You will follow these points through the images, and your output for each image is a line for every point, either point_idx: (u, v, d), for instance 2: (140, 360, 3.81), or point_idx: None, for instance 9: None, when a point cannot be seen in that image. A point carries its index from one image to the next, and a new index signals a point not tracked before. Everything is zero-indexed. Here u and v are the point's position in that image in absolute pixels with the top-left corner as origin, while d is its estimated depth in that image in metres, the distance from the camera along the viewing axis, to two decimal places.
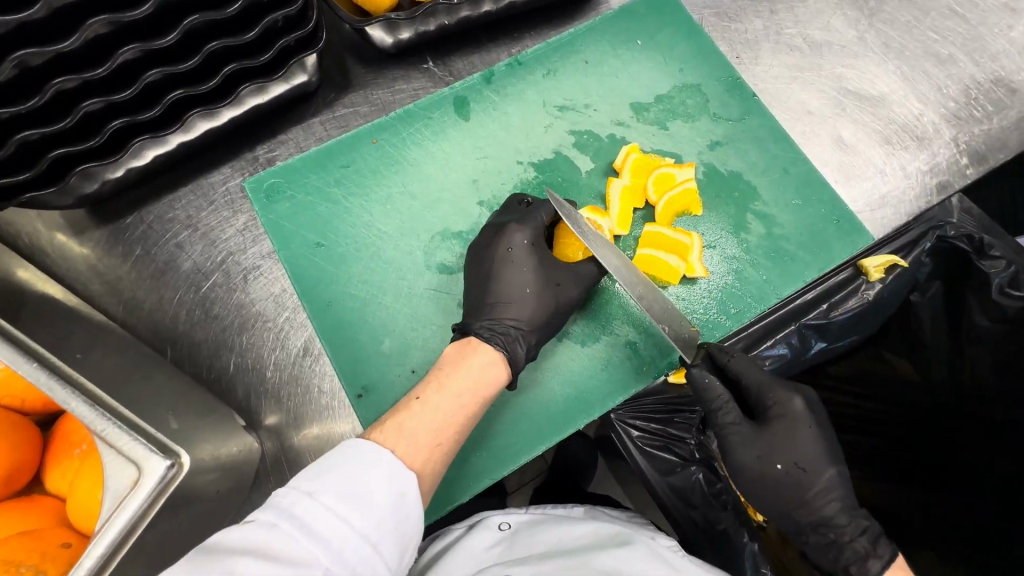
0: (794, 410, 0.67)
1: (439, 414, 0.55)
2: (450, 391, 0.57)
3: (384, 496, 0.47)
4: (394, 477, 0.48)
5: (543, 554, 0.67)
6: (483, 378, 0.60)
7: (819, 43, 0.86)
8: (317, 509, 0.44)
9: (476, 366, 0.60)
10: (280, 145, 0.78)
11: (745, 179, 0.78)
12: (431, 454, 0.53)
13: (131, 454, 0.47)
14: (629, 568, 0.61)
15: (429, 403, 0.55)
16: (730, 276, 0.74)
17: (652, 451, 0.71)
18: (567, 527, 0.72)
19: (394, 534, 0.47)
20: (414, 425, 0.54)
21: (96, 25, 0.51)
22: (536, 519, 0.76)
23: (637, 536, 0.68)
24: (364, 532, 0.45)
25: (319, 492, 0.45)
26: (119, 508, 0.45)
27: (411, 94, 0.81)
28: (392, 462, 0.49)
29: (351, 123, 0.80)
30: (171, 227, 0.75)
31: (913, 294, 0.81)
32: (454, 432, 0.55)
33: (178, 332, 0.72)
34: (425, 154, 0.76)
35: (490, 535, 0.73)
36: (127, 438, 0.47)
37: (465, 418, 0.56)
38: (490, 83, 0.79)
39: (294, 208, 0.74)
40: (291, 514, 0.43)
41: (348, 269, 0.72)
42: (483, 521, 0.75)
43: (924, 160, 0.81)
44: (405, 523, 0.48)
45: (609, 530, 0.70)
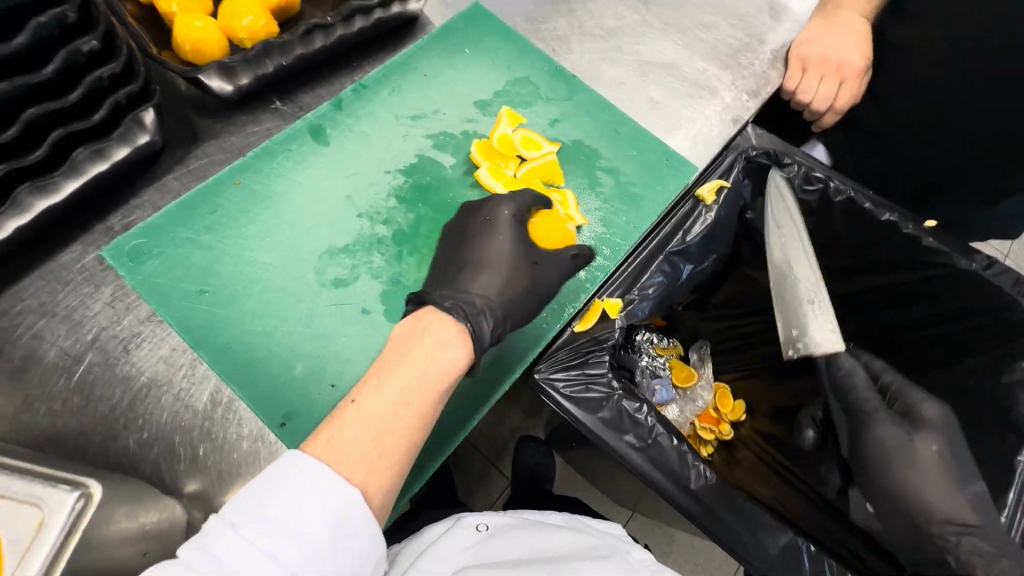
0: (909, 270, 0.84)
1: (373, 417, 0.55)
2: (383, 395, 0.56)
3: (319, 522, 0.50)
4: (326, 505, 0.50)
5: (523, 560, 0.70)
6: (427, 365, 0.58)
7: (613, 29, 1.03)
8: (246, 542, 0.48)
9: (420, 357, 0.59)
10: (135, 210, 0.76)
11: (586, 144, 0.90)
12: (371, 461, 0.54)
13: (30, 497, 0.43)
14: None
15: (361, 408, 0.56)
16: (598, 224, 0.84)
17: (577, 395, 0.77)
18: (546, 534, 0.76)
19: (333, 552, 0.50)
20: (344, 435, 0.54)
21: None
22: (511, 522, 0.77)
23: (615, 552, 0.75)
24: (289, 565, 0.48)
25: (245, 526, 0.48)
26: (33, 545, 0.41)
27: (267, 134, 0.84)
28: (327, 476, 0.51)
29: (209, 173, 0.80)
30: (23, 318, 0.68)
31: (749, 213, 0.98)
32: (393, 433, 0.55)
33: (55, 426, 0.64)
34: (293, 184, 0.78)
35: (467, 535, 0.74)
36: (21, 482, 0.43)
37: (403, 417, 0.56)
38: (340, 109, 0.84)
39: (165, 264, 0.71)
40: (212, 555, 0.46)
41: (239, 308, 0.71)
42: (459, 522, 0.75)
43: (717, 104, 1.00)
44: (344, 539, 0.51)
45: (586, 542, 0.76)
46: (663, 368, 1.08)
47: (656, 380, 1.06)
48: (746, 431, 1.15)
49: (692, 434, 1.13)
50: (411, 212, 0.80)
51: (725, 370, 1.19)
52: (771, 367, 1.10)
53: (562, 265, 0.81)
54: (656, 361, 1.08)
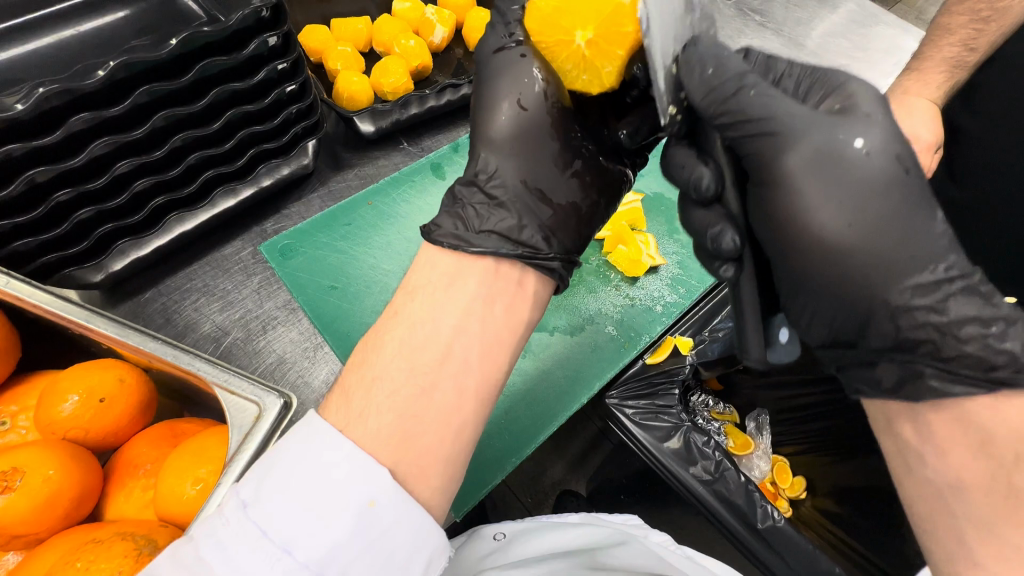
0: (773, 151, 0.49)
1: (390, 377, 0.54)
2: (398, 352, 0.55)
3: (344, 508, 0.45)
4: (353, 487, 0.46)
5: (539, 557, 0.77)
6: (439, 321, 0.57)
7: None
8: (255, 535, 0.43)
9: (432, 312, 0.58)
10: (284, 219, 0.92)
11: (667, 196, 0.99)
12: (392, 426, 0.51)
13: (251, 396, 0.56)
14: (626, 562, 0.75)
15: (377, 371, 0.55)
16: (675, 266, 0.92)
17: (646, 422, 0.81)
18: (561, 532, 0.82)
19: (366, 548, 0.45)
20: (360, 397, 0.53)
21: (180, 138, 0.67)
22: (533, 525, 0.84)
23: (632, 536, 0.81)
24: (304, 559, 0.43)
25: (253, 511, 0.44)
26: (248, 436, 0.53)
27: (393, 168, 1.00)
28: (347, 450, 0.48)
29: (344, 195, 0.96)
30: (190, 294, 0.83)
31: None
32: (412, 391, 0.53)
33: None
34: (413, 207, 0.92)
35: (486, 544, 0.81)
36: (246, 384, 0.56)
37: (422, 373, 0.54)
38: (457, 151, 0.99)
39: (307, 261, 0.85)
40: (223, 542, 0.43)
41: (361, 304, 0.83)
42: (477, 532, 0.83)
43: None
44: (377, 532, 0.46)
45: (600, 533, 0.82)
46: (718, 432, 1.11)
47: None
48: (807, 508, 1.17)
49: None
50: None
51: (784, 443, 1.20)
52: (829, 440, 1.12)
53: (641, 298, 0.87)
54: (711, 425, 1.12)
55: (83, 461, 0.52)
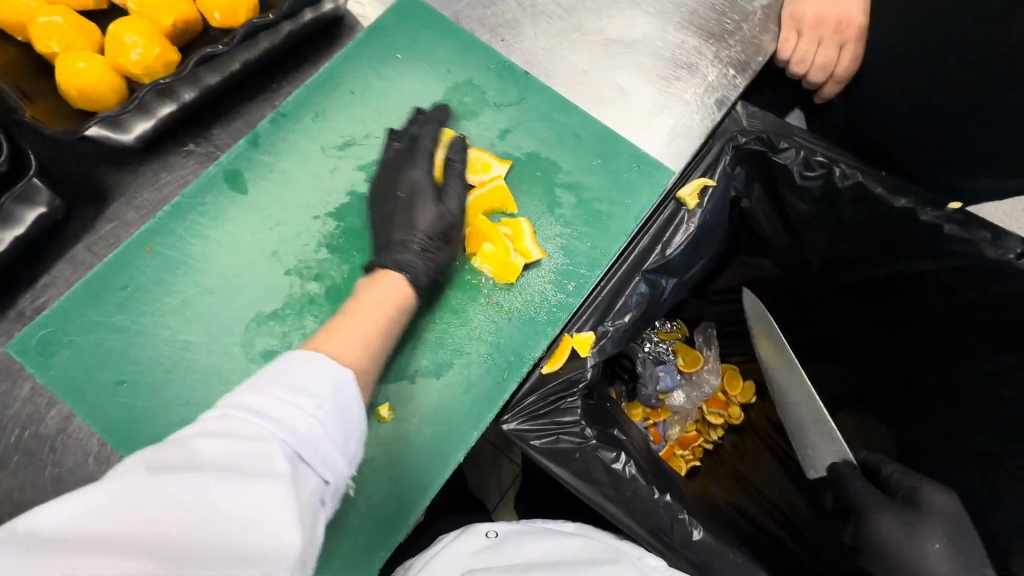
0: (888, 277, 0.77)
1: (351, 333, 0.58)
2: (357, 318, 0.58)
3: (332, 391, 0.50)
4: (344, 392, 0.51)
5: (529, 563, 0.62)
6: (390, 292, 0.64)
7: (573, 3, 0.87)
8: (269, 400, 0.46)
9: (379, 290, 0.65)
10: (46, 289, 0.69)
11: (543, 156, 0.78)
12: (365, 344, 0.58)
13: None
14: None
15: (338, 329, 0.58)
16: (559, 254, 0.74)
17: (548, 447, 0.66)
18: (556, 539, 0.66)
19: (339, 422, 0.50)
20: (347, 335, 0.58)
21: None
22: (527, 527, 0.69)
23: (626, 555, 0.65)
24: (297, 444, 0.46)
25: (263, 399, 0.46)
26: None
27: (182, 183, 0.75)
28: (350, 399, 0.51)
29: (124, 236, 0.72)
30: None
31: (743, 202, 0.86)
32: (375, 325, 0.61)
33: None
34: (211, 243, 0.70)
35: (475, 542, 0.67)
36: None
37: (388, 314, 0.61)
38: (257, 147, 0.74)
39: (78, 353, 0.65)
40: (179, 456, 0.40)
41: (161, 395, 0.64)
42: (469, 529, 0.69)
43: (698, 85, 0.85)
44: (345, 414, 0.50)
45: (598, 546, 0.66)
46: (668, 353, 0.97)
47: (660, 367, 0.94)
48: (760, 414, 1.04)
49: (700, 420, 1.04)
50: (345, 263, 0.70)
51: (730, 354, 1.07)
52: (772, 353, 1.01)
53: (518, 307, 0.71)
54: (659, 347, 0.96)
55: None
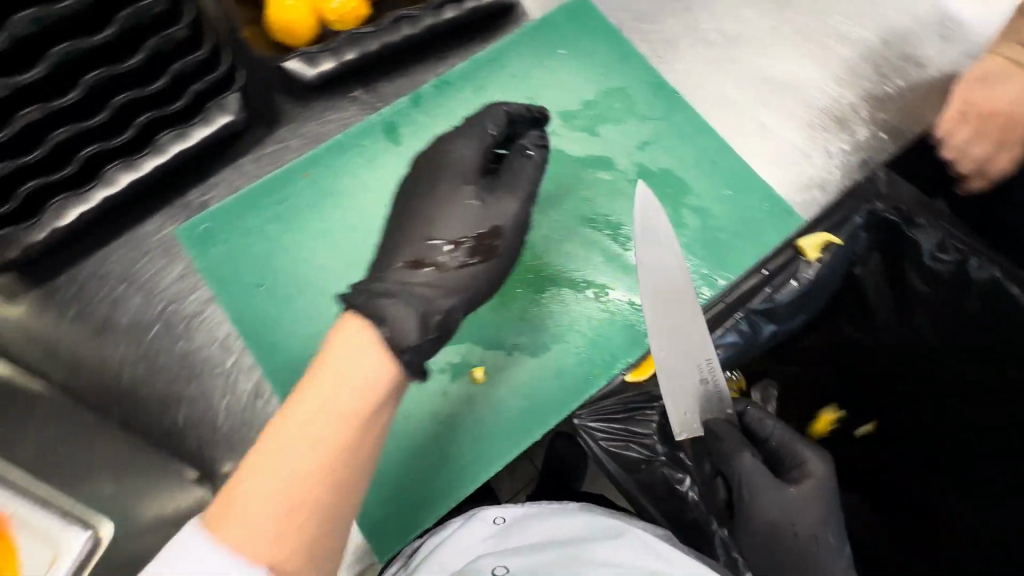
0: None
1: (287, 463, 0.57)
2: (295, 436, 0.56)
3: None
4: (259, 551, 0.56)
5: (533, 545, 0.58)
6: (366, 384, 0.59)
7: (736, 35, 0.89)
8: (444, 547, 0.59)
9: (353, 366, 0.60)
10: (212, 188, 0.77)
11: (676, 175, 0.80)
12: (290, 518, 0.56)
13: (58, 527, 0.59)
14: (622, 560, 0.55)
15: (272, 452, 0.58)
16: None
17: (614, 450, 0.67)
18: (557, 518, 0.62)
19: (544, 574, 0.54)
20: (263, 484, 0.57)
21: (27, 115, 0.54)
22: (528, 512, 0.64)
23: (629, 526, 0.60)
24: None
25: (189, 558, 0.55)
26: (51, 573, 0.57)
27: (341, 124, 0.81)
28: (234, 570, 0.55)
29: (283, 158, 0.80)
30: (107, 282, 0.73)
31: (856, 267, 0.84)
32: (313, 486, 0.57)
33: (122, 391, 0.69)
34: (360, 183, 0.76)
35: (483, 527, 0.62)
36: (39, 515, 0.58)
37: (325, 461, 0.57)
38: (418, 106, 0.80)
39: (230, 250, 0.73)
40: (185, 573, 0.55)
41: (291, 307, 0.71)
42: (475, 512, 0.63)
43: (844, 141, 0.84)
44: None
45: (604, 521, 0.62)
46: None
47: None
48: None
49: None
50: None
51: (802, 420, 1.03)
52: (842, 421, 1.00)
53: (622, 311, 0.73)
54: None
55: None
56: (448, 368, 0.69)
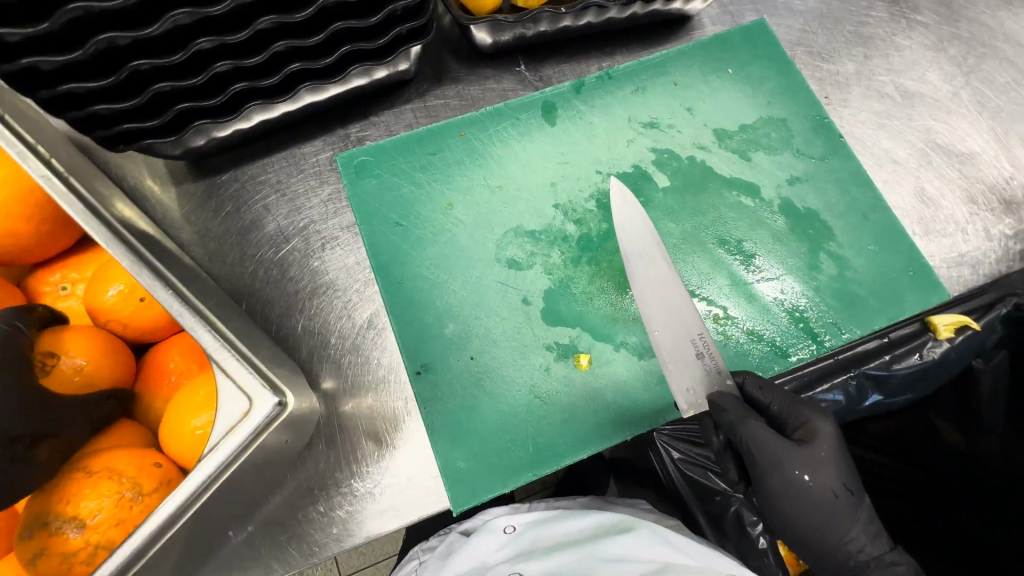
0: (819, 435, 0.65)
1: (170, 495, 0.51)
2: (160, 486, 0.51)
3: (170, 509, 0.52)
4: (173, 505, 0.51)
5: (549, 547, 0.69)
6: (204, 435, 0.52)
7: (911, 93, 0.86)
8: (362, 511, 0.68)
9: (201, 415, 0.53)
10: (371, 127, 0.82)
11: (821, 218, 0.77)
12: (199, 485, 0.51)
13: (245, 388, 0.52)
14: (638, 555, 0.64)
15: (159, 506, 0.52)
16: (798, 315, 0.72)
17: (694, 477, 0.73)
18: (573, 519, 0.73)
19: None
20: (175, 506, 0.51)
21: (266, 23, 0.58)
22: (550, 515, 0.75)
23: (641, 521, 0.68)
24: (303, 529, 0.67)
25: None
26: (227, 434, 0.50)
27: (501, 94, 0.85)
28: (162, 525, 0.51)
29: (439, 114, 0.84)
30: (262, 189, 0.79)
31: (977, 359, 0.80)
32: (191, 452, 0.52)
33: (255, 289, 0.75)
34: (509, 152, 0.78)
35: (495, 537, 0.74)
36: (240, 371, 0.52)
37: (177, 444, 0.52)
38: (579, 94, 0.82)
39: (379, 185, 0.77)
40: None
41: (422, 251, 0.74)
42: (487, 523, 0.76)
43: (1007, 225, 0.79)
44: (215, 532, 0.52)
45: (612, 518, 0.71)
46: None
47: None
48: None
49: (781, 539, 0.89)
50: (605, 222, 0.75)
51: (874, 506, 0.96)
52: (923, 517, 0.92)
53: (740, 339, 0.71)
54: None
55: (115, 354, 0.57)
56: (555, 347, 0.70)
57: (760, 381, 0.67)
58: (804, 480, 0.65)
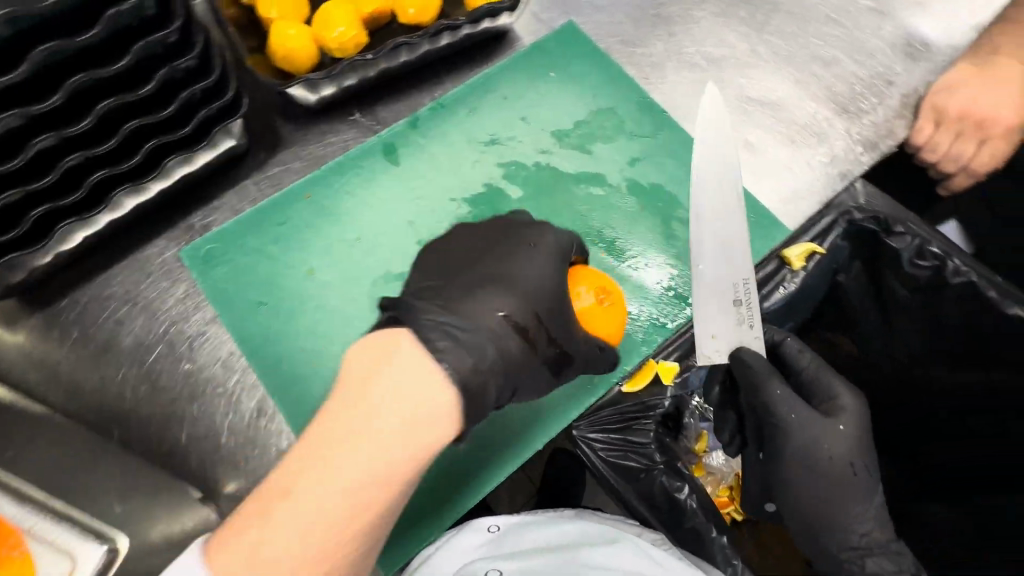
0: (842, 409, 0.72)
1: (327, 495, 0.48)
2: (334, 486, 0.48)
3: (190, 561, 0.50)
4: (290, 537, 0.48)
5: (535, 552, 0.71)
6: (401, 413, 0.49)
7: (716, 58, 0.93)
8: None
9: (388, 392, 0.49)
10: (214, 211, 0.79)
11: (665, 190, 0.83)
12: (349, 520, 0.49)
13: (65, 546, 0.54)
14: (613, 564, 0.68)
15: (297, 502, 0.48)
16: (664, 284, 0.78)
17: (616, 462, 0.71)
18: (555, 525, 0.75)
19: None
20: (293, 525, 0.48)
21: (41, 142, 0.54)
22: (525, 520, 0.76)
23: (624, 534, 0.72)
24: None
25: None
26: None
27: (342, 146, 0.84)
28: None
29: (284, 181, 0.82)
30: (110, 304, 0.73)
31: (839, 275, 0.87)
32: (373, 492, 0.49)
33: (126, 412, 0.69)
34: (358, 203, 0.79)
35: (478, 536, 0.73)
36: (60, 532, 0.55)
37: (346, 514, 0.49)
38: (416, 128, 0.83)
39: (232, 271, 0.75)
40: None
41: (293, 326, 0.72)
42: (471, 521, 0.74)
43: (824, 154, 0.88)
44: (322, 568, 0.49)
45: (596, 528, 0.74)
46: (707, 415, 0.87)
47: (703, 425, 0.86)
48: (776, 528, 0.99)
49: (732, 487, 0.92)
50: None
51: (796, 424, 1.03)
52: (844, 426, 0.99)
53: None
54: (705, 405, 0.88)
55: None
56: None
57: (800, 344, 0.75)
58: (825, 455, 0.70)
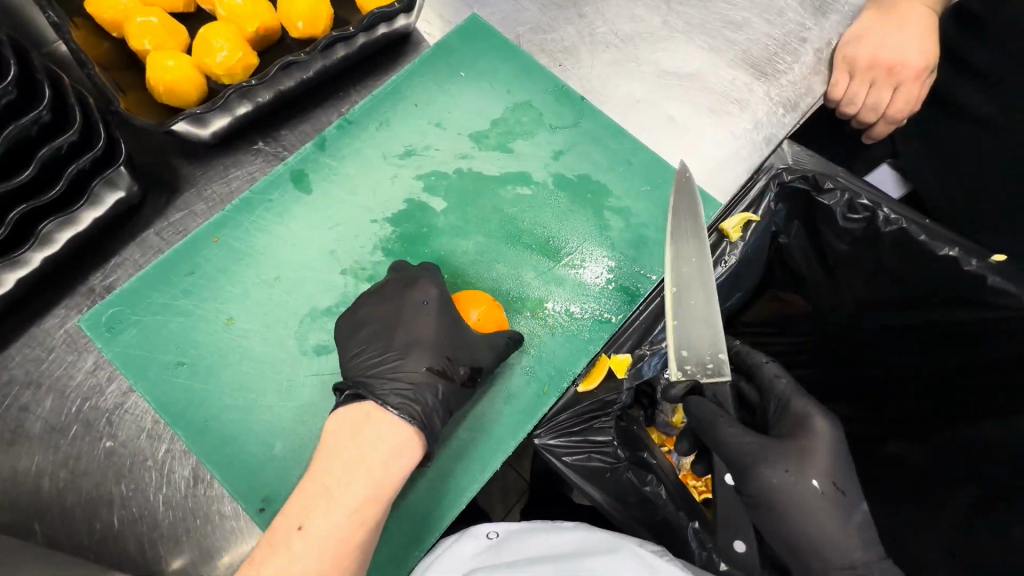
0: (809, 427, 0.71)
1: (332, 525, 0.54)
2: (336, 512, 0.55)
3: None
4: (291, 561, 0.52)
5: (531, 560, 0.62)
6: (386, 448, 0.59)
7: (629, 35, 0.90)
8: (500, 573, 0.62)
9: (377, 438, 0.59)
10: (115, 270, 0.73)
11: (593, 179, 0.81)
12: (342, 547, 0.54)
13: None
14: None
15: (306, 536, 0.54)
16: (605, 278, 0.76)
17: (581, 465, 0.67)
18: (554, 533, 0.66)
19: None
20: (299, 560, 0.52)
21: None
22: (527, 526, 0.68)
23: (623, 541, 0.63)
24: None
25: None
26: None
27: (249, 179, 0.78)
28: None
29: (190, 226, 0.76)
30: (10, 390, 0.66)
31: (780, 238, 0.87)
32: (362, 523, 0.56)
33: (45, 505, 0.63)
34: (273, 240, 0.75)
35: (477, 542, 0.67)
36: None
37: (358, 533, 0.55)
38: (324, 150, 0.79)
39: (142, 333, 0.71)
40: None
41: (217, 379, 0.70)
42: (471, 528, 0.68)
43: (748, 120, 0.87)
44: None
45: (596, 534, 0.65)
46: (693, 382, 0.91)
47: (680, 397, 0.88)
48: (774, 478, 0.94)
49: None
50: None
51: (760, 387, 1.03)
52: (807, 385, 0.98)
53: (560, 323, 0.74)
54: None
55: None
56: None
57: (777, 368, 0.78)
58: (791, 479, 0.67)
